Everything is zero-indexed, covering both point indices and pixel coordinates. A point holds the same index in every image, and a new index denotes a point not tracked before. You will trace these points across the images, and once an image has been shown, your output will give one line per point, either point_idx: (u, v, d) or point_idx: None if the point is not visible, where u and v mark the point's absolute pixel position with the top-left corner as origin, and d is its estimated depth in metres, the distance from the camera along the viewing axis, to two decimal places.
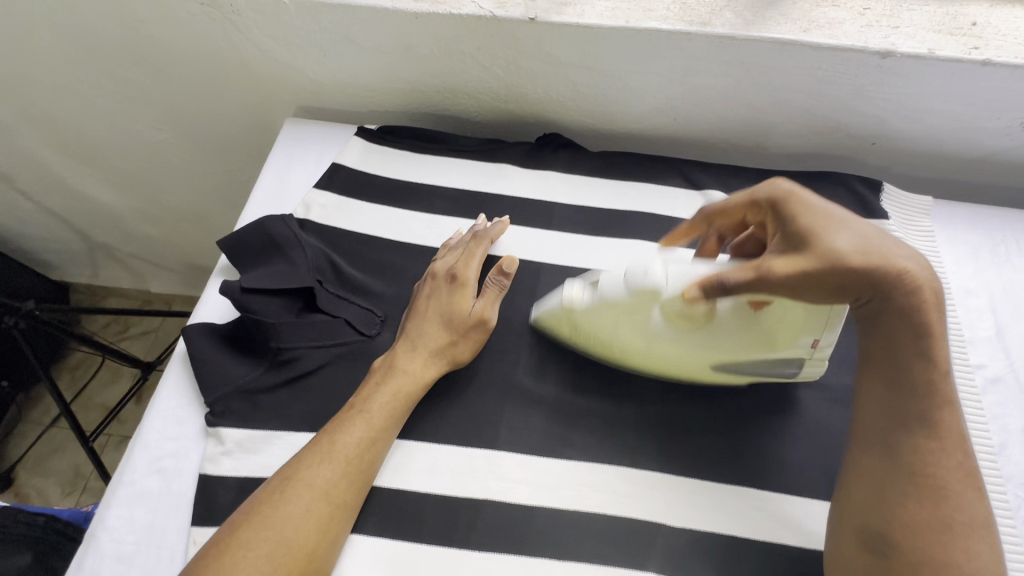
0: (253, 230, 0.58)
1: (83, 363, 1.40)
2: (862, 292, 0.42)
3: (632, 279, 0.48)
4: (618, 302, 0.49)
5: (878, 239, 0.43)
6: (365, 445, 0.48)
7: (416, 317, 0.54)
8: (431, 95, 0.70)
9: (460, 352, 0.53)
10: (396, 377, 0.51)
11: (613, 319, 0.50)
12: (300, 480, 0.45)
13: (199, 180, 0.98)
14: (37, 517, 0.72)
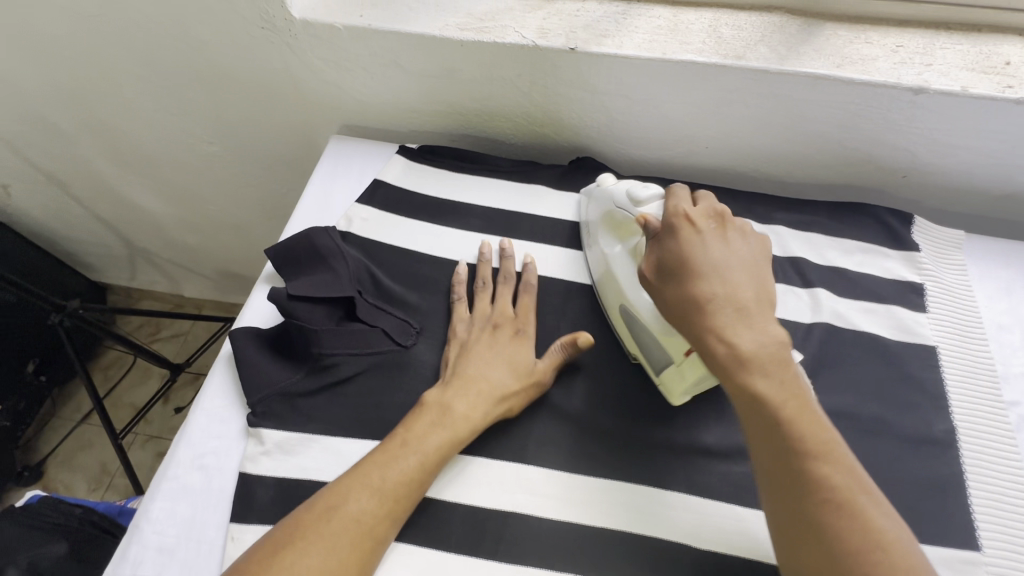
0: (299, 240, 0.61)
1: (116, 363, 1.45)
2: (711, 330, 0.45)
3: (632, 194, 0.57)
4: (616, 211, 0.58)
5: (730, 281, 0.47)
6: (413, 481, 0.47)
7: (473, 366, 0.54)
8: (470, 117, 0.73)
9: (519, 401, 0.53)
10: (454, 419, 0.51)
11: (614, 229, 0.59)
12: (346, 510, 0.45)
13: (240, 191, 1.02)
14: (76, 506, 0.76)
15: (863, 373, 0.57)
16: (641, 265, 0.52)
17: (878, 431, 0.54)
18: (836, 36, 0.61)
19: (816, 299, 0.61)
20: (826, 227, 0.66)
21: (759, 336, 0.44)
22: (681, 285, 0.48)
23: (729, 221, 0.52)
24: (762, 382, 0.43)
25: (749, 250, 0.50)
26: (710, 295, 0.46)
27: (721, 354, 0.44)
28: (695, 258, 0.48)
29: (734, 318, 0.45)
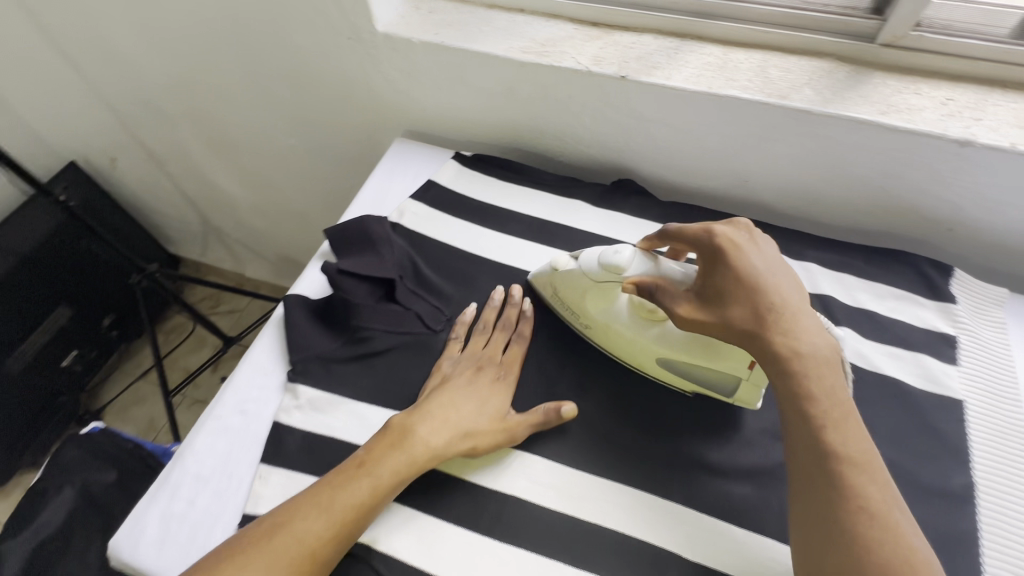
0: (354, 224, 0.67)
1: (178, 328, 1.58)
2: (775, 326, 0.47)
3: (605, 261, 0.55)
4: (599, 279, 0.57)
5: (792, 291, 0.49)
6: (362, 509, 0.49)
7: (445, 403, 0.55)
8: (523, 133, 0.78)
9: (486, 443, 0.53)
10: (415, 449, 0.52)
11: (596, 296, 0.58)
12: (291, 530, 0.47)
13: (310, 183, 1.12)
14: (130, 442, 0.82)
15: (882, 417, 0.56)
16: (681, 310, 0.50)
17: (890, 475, 0.53)
18: (885, 85, 0.63)
19: (840, 337, 0.61)
20: (860, 270, 0.67)
21: (816, 340, 0.47)
22: (744, 299, 0.48)
23: (758, 233, 0.53)
24: (818, 382, 0.45)
25: (785, 262, 0.51)
26: (773, 303, 0.48)
27: (784, 353, 0.46)
28: (750, 270, 0.49)
29: (792, 322, 0.47)
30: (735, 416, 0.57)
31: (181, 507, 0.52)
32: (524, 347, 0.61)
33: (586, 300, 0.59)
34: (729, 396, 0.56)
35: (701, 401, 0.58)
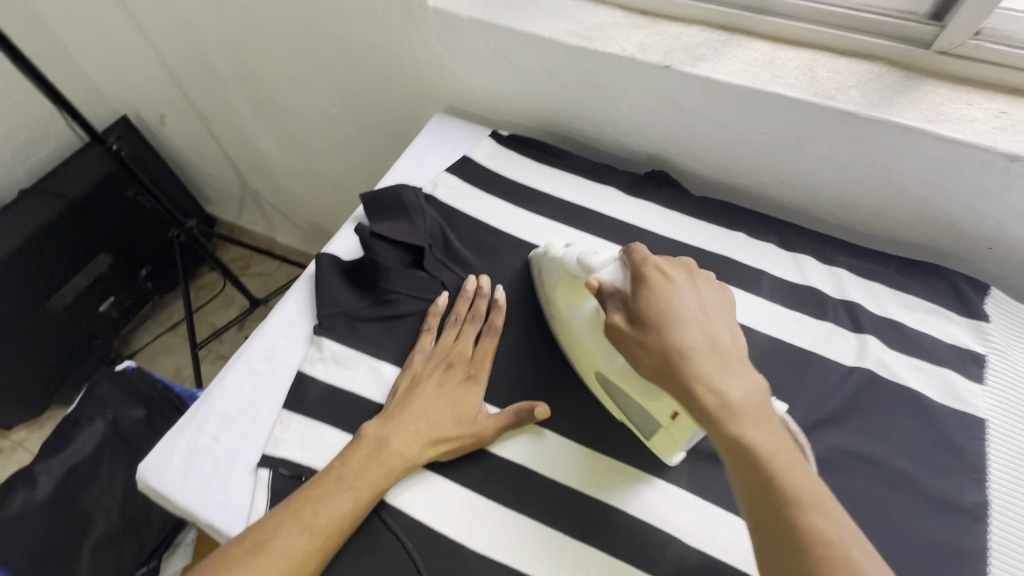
0: (389, 191, 0.69)
1: (208, 285, 1.64)
2: (692, 367, 0.45)
3: (582, 260, 0.55)
4: (572, 274, 0.57)
5: (716, 329, 0.49)
6: (346, 521, 0.49)
7: (415, 405, 0.55)
8: (561, 117, 0.79)
9: (458, 447, 0.54)
10: (393, 457, 0.52)
11: (568, 291, 0.58)
12: (275, 549, 0.46)
13: (347, 152, 1.15)
14: (159, 382, 0.87)
15: (898, 426, 0.56)
16: (614, 318, 0.51)
17: (901, 485, 0.52)
18: (937, 93, 0.62)
19: (863, 344, 0.60)
20: (891, 280, 0.66)
21: (744, 383, 0.45)
22: (655, 343, 0.47)
23: (699, 274, 0.53)
24: (753, 429, 0.43)
25: (719, 302, 0.52)
26: (692, 343, 0.47)
27: (711, 403, 0.44)
28: (668, 311, 0.49)
29: (719, 367, 0.46)
30: None
31: (206, 441, 0.55)
32: (495, 343, 0.61)
33: (560, 296, 0.59)
34: (648, 438, 0.53)
35: None
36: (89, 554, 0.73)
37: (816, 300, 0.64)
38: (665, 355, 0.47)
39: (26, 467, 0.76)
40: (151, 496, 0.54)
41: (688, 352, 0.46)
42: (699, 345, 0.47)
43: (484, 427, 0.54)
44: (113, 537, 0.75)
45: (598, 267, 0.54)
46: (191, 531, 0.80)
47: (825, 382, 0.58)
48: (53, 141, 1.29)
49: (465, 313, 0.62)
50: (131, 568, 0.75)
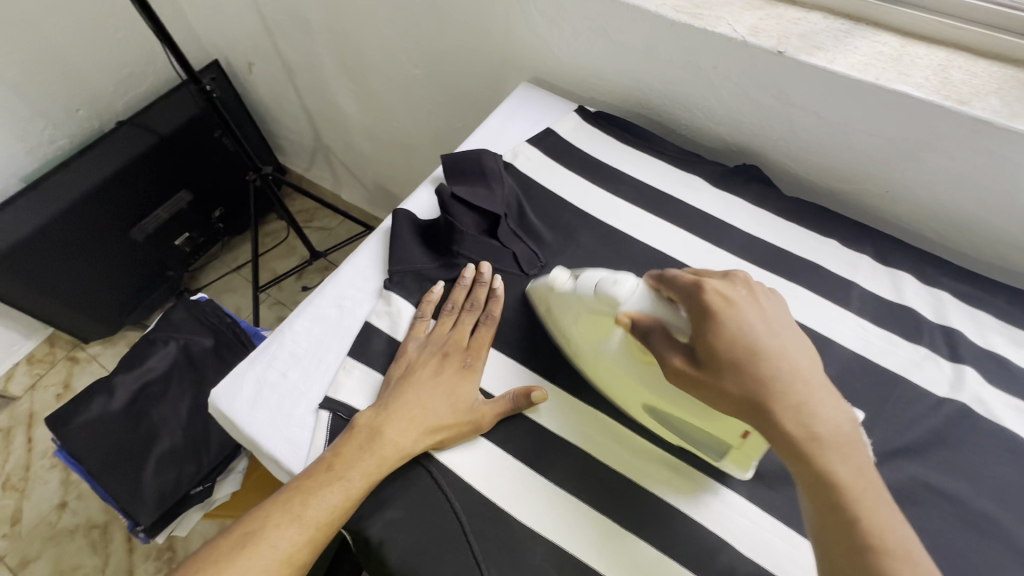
0: (472, 155, 0.68)
1: (273, 233, 1.70)
2: (780, 395, 0.41)
3: (601, 289, 0.51)
4: (592, 308, 0.52)
5: (801, 352, 0.43)
6: (336, 513, 0.48)
7: (407, 395, 0.54)
8: (652, 98, 0.76)
9: (453, 435, 0.53)
10: (385, 450, 0.51)
11: (590, 327, 0.53)
12: (264, 540, 0.47)
13: (423, 117, 1.15)
14: (228, 318, 0.92)
15: (991, 468, 0.51)
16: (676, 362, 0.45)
17: (987, 531, 0.48)
18: None
19: (960, 376, 0.56)
20: (999, 311, 0.60)
21: (834, 414, 0.41)
22: (738, 368, 0.42)
23: (758, 288, 0.47)
24: (842, 463, 0.39)
25: (788, 319, 0.46)
26: (775, 371, 0.42)
27: (798, 436, 0.40)
28: (746, 336, 0.43)
29: (809, 396, 0.41)
30: None
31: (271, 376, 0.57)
32: (492, 331, 0.59)
33: (580, 329, 0.54)
34: (717, 459, 0.50)
35: None
36: (154, 466, 0.78)
37: (911, 322, 0.59)
38: (746, 387, 0.41)
39: (105, 377, 0.82)
40: (220, 420, 0.57)
41: (776, 383, 0.41)
42: (789, 372, 0.42)
43: (482, 416, 0.54)
44: (175, 454, 0.80)
45: (623, 298, 0.50)
46: (242, 461, 0.85)
47: (913, 410, 0.54)
48: (150, 79, 1.36)
49: (461, 300, 0.61)
50: (189, 485, 0.79)
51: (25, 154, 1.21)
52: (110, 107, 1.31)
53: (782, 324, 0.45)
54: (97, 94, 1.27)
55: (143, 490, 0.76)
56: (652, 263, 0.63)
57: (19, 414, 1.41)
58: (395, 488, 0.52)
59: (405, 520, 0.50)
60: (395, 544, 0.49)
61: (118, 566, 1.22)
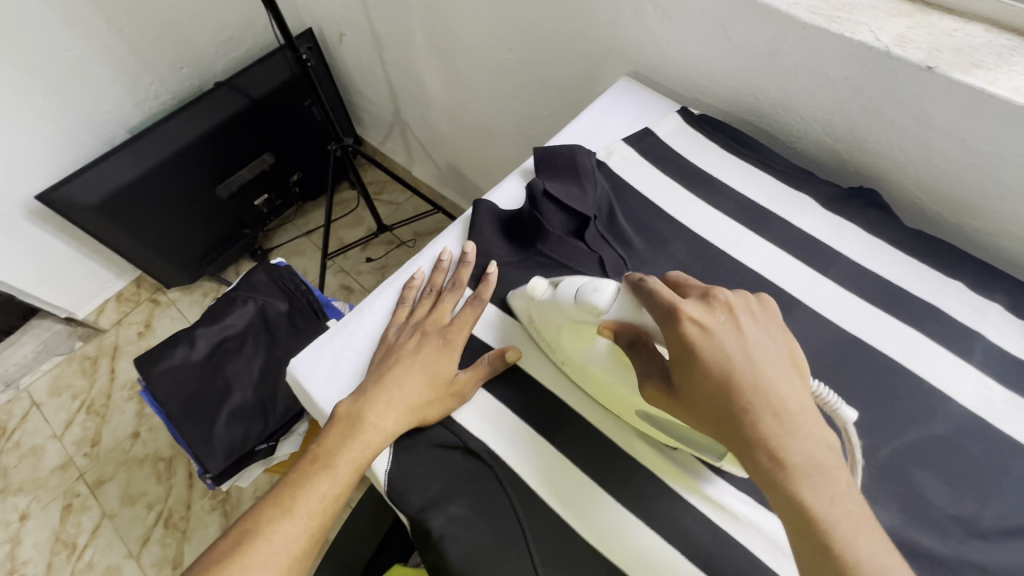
0: (565, 151, 0.66)
1: (344, 202, 1.74)
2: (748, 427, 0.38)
3: (581, 296, 0.50)
4: (575, 317, 0.51)
5: (773, 376, 0.39)
6: (327, 501, 0.50)
7: (386, 376, 0.54)
8: (764, 105, 0.70)
9: (437, 408, 0.54)
10: (367, 434, 0.51)
11: (574, 337, 0.52)
12: (259, 537, 0.48)
13: (507, 102, 1.13)
14: (303, 285, 0.95)
15: None
16: (647, 389, 0.44)
17: None
18: None
19: None
20: None
21: (809, 444, 0.37)
22: (709, 397, 0.40)
23: (739, 305, 0.43)
24: (812, 494, 0.36)
25: (772, 341, 0.41)
26: (745, 401, 0.38)
27: (764, 465, 0.37)
28: (717, 365, 0.40)
29: (781, 429, 0.38)
30: (922, 490, 0.48)
31: (334, 357, 0.58)
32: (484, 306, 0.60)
33: (564, 337, 0.53)
34: (716, 460, 0.46)
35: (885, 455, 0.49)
36: (225, 419, 0.82)
37: None
38: (710, 419, 0.40)
39: (188, 329, 0.87)
40: (295, 390, 0.58)
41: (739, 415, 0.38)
42: (758, 404, 0.38)
43: (463, 389, 0.55)
44: (245, 410, 0.83)
45: (603, 306, 0.49)
46: (303, 424, 0.87)
47: None
48: (248, 43, 1.40)
49: (437, 284, 0.62)
50: (255, 442, 0.82)
51: (131, 107, 1.30)
52: (210, 68, 1.37)
53: (755, 347, 0.41)
54: (199, 54, 1.32)
55: (214, 440, 0.81)
56: (748, 284, 0.59)
57: (105, 346, 1.53)
58: (461, 485, 0.51)
59: (470, 519, 0.49)
60: (456, 542, 0.48)
61: (178, 500, 1.32)
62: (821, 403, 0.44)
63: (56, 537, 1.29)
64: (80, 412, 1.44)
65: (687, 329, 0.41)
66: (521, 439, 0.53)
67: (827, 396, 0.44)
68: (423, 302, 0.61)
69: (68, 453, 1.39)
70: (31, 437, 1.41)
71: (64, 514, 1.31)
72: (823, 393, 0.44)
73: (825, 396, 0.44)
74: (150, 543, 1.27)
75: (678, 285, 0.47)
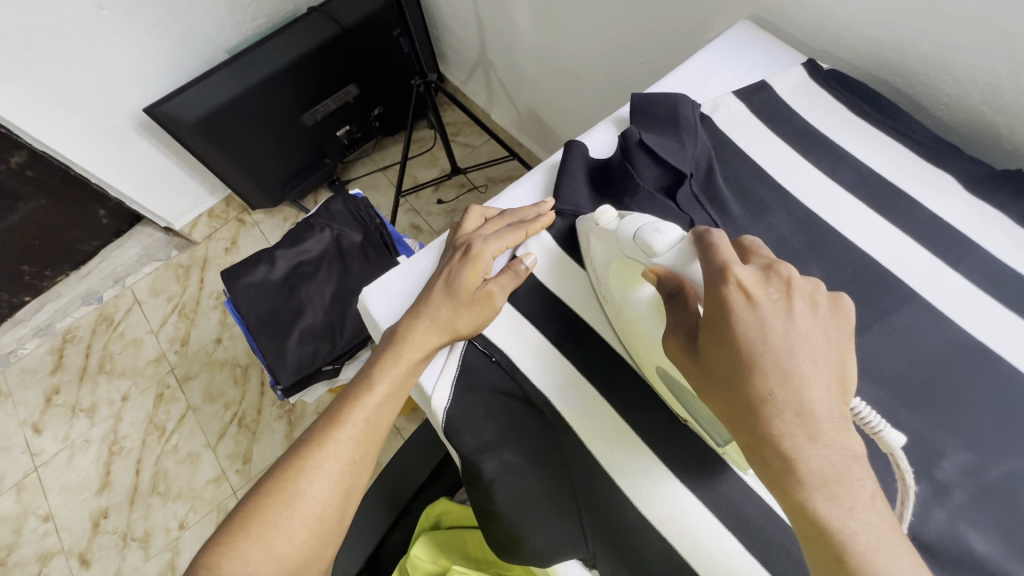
0: (667, 100, 0.61)
1: (421, 141, 1.74)
2: (766, 423, 0.35)
3: (639, 236, 0.45)
4: (626, 253, 0.47)
5: (808, 374, 0.35)
6: (376, 411, 0.51)
7: (423, 296, 0.55)
8: (908, 66, 0.60)
9: (469, 320, 0.53)
10: (405, 347, 0.52)
11: (622, 275, 0.49)
12: (314, 449, 0.49)
13: (603, 45, 1.05)
14: (377, 219, 0.96)
15: None
16: (669, 339, 0.41)
17: None
18: None
19: None
20: None
21: (829, 452, 0.34)
22: (732, 384, 0.36)
23: (800, 289, 0.38)
24: (828, 501, 0.33)
25: (823, 340, 0.37)
26: (769, 393, 0.35)
27: (773, 464, 0.35)
28: (747, 351, 0.36)
29: (800, 430, 0.34)
30: None
31: (400, 286, 0.59)
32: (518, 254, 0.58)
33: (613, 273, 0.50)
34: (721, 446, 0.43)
35: (997, 480, 0.43)
36: (297, 337, 0.87)
37: None
38: (733, 406, 0.36)
39: (270, 249, 0.92)
40: (364, 318, 0.60)
41: (761, 408, 0.35)
42: (784, 399, 0.35)
43: (492, 296, 0.53)
44: (315, 331, 0.88)
45: (658, 249, 0.44)
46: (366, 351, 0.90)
47: None
48: None
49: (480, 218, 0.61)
50: (322, 361, 0.86)
51: (230, 28, 1.33)
52: None
53: (799, 341, 0.36)
54: None
55: (286, 355, 0.86)
56: (857, 268, 0.53)
57: (196, 257, 1.66)
58: (515, 432, 0.51)
59: (523, 467, 0.49)
60: (506, 486, 0.49)
61: (250, 404, 1.44)
62: (860, 422, 0.39)
63: (149, 420, 1.46)
64: (173, 313, 1.59)
65: (733, 299, 0.37)
66: (580, 398, 0.51)
67: (869, 416, 0.38)
68: (467, 223, 0.60)
69: (162, 348, 1.54)
70: (133, 329, 1.58)
71: (156, 401, 1.48)
72: (865, 413, 0.39)
73: (866, 416, 0.38)
74: (225, 438, 1.42)
75: (749, 250, 0.42)
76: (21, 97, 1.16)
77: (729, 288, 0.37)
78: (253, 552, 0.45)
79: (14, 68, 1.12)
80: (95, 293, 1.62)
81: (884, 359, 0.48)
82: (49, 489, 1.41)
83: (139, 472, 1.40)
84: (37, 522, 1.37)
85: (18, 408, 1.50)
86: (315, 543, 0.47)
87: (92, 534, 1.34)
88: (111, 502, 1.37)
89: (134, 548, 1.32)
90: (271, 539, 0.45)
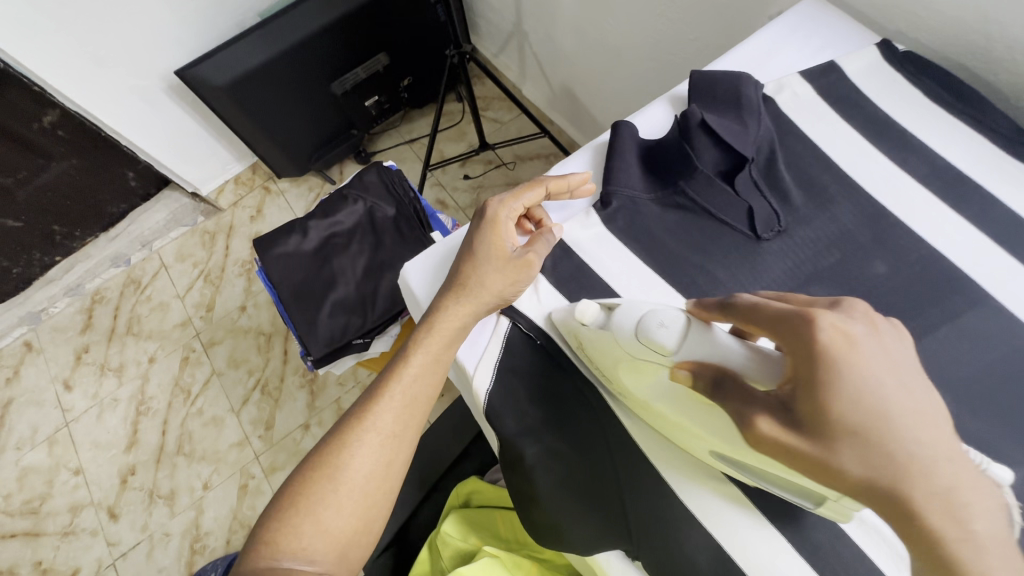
0: (729, 80, 0.58)
1: (449, 114, 1.71)
2: (919, 484, 0.29)
3: (646, 330, 0.40)
4: (634, 354, 0.42)
5: (930, 412, 0.31)
6: (415, 383, 0.50)
7: (454, 268, 0.53)
8: (996, 50, 0.56)
9: (503, 287, 0.52)
10: (442, 319, 0.51)
11: (632, 373, 0.43)
12: (356, 424, 0.48)
13: (648, 18, 1.00)
14: (411, 193, 0.94)
15: None
16: (765, 430, 0.33)
17: None
18: None
19: None
20: None
21: (984, 497, 0.30)
22: (866, 444, 0.30)
23: (875, 316, 0.34)
24: None
25: (917, 365, 0.33)
26: (916, 446, 0.30)
27: (947, 535, 0.29)
28: (876, 401, 0.30)
29: (956, 476, 0.30)
30: None
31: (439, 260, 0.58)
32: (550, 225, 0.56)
33: (624, 370, 0.44)
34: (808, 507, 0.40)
35: None
36: (329, 309, 0.86)
37: None
38: (876, 470, 0.30)
39: (302, 219, 0.91)
40: (405, 293, 0.60)
41: (908, 468, 0.30)
42: (929, 449, 0.30)
43: (527, 260, 0.52)
44: (346, 305, 0.87)
45: (671, 346, 0.39)
46: (395, 327, 0.89)
47: None
48: None
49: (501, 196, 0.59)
50: (353, 335, 0.85)
51: None
52: None
53: (906, 371, 0.32)
54: None
55: (318, 326, 0.85)
56: (928, 266, 0.50)
57: (222, 224, 1.66)
58: (557, 420, 0.50)
59: (564, 454, 0.49)
60: (548, 472, 0.49)
61: (274, 371, 1.46)
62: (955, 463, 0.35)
63: (176, 382, 1.49)
64: (199, 279, 1.60)
65: (835, 351, 0.31)
66: None
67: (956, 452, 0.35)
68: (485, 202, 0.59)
69: (188, 312, 1.56)
70: (160, 293, 1.60)
71: (182, 364, 1.51)
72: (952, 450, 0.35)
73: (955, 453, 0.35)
74: (248, 404, 1.44)
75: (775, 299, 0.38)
76: (55, 54, 1.15)
77: (827, 337, 0.31)
78: (305, 526, 0.44)
79: (48, 24, 1.10)
80: (123, 256, 1.63)
81: (954, 363, 0.46)
82: (79, 444, 1.45)
83: (165, 433, 1.43)
84: (68, 475, 1.42)
85: (50, 364, 1.54)
86: (363, 516, 0.46)
87: (120, 490, 1.39)
88: (139, 460, 1.41)
89: (160, 505, 1.36)
90: (321, 513, 0.45)
